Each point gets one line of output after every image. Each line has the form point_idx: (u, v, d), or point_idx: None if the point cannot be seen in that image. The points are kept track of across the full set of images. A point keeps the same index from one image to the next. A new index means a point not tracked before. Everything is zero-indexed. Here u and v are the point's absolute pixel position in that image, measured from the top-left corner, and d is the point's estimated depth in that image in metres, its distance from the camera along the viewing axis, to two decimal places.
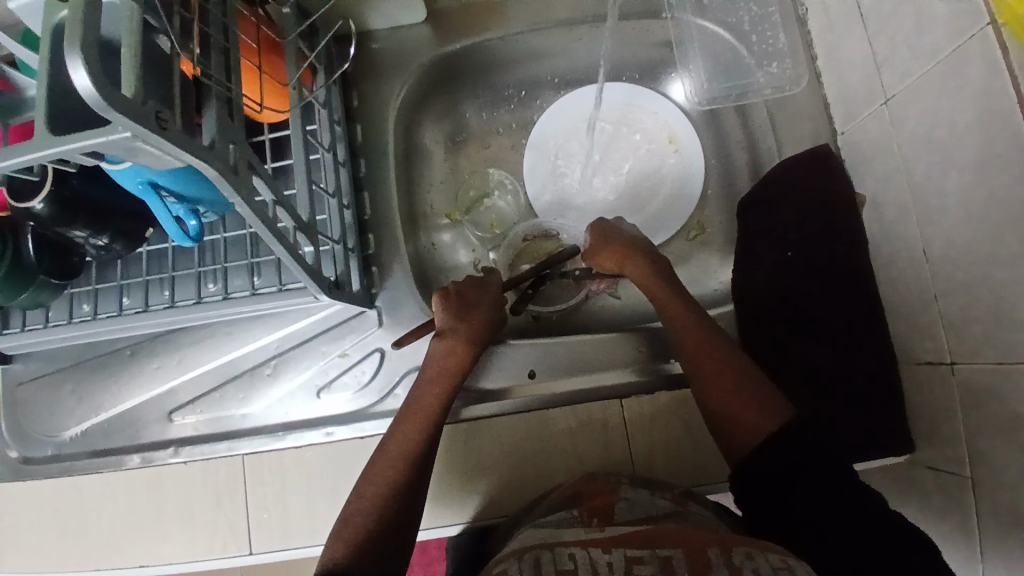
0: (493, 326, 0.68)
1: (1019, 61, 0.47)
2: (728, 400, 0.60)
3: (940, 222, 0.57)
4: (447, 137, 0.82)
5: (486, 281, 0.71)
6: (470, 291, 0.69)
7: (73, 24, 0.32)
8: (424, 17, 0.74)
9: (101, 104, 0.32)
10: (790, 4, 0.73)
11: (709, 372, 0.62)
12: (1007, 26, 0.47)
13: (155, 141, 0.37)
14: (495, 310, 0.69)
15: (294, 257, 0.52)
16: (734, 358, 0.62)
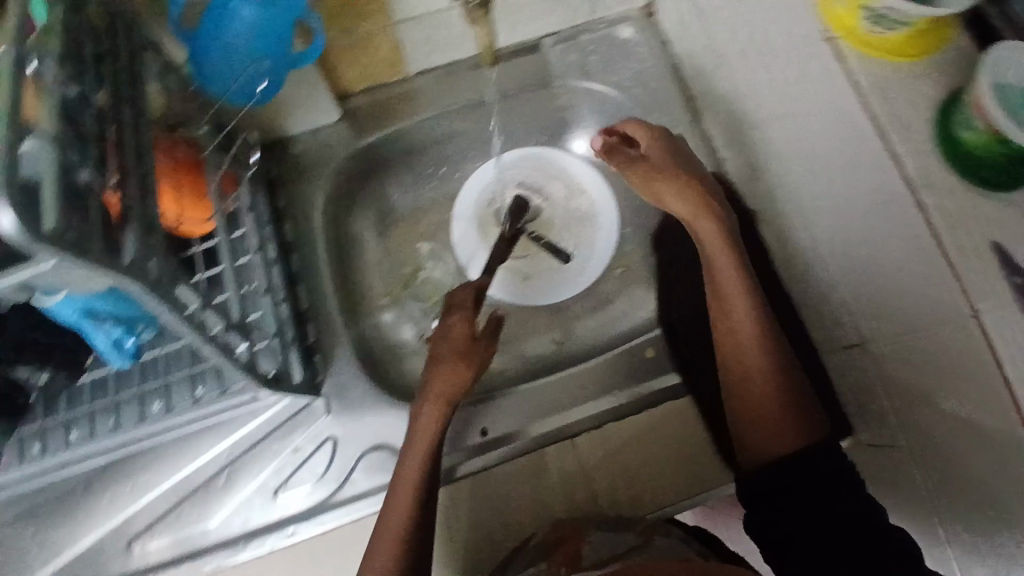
0: (465, 375, 0.66)
1: None
2: (755, 421, 0.62)
3: (820, 224, 0.64)
4: (376, 221, 0.86)
5: (451, 326, 0.69)
6: (439, 343, 0.68)
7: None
8: (339, 116, 0.80)
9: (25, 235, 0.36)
10: (662, 58, 0.81)
11: (735, 372, 0.64)
12: None
13: (76, 265, 0.39)
14: (465, 360, 0.67)
15: (224, 354, 0.54)
16: (778, 367, 0.62)
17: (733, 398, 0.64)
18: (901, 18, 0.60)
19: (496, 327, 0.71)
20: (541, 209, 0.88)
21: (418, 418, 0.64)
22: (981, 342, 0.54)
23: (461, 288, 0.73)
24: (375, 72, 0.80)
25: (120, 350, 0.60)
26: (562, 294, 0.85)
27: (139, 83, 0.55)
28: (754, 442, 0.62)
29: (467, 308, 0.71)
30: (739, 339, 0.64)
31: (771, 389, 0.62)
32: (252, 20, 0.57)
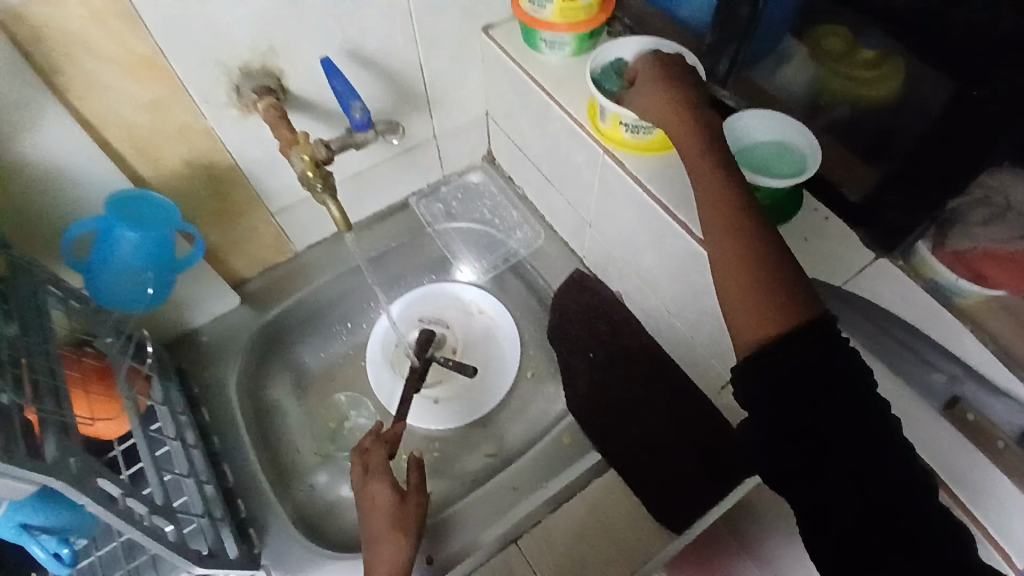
0: (404, 545, 0.66)
1: (633, 167, 0.70)
2: (745, 302, 0.48)
3: (662, 286, 0.76)
4: (293, 386, 0.91)
5: (375, 498, 0.70)
6: (369, 523, 0.69)
7: None
8: (239, 300, 0.88)
9: None
10: (510, 191, 0.98)
11: (714, 230, 0.52)
12: (617, 150, 0.71)
13: (9, 469, 0.45)
14: (400, 528, 0.68)
15: (151, 536, 0.56)
16: (761, 239, 0.50)
17: (719, 272, 0.51)
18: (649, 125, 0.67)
19: (419, 470, 0.73)
20: (445, 337, 0.95)
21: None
22: None
23: (371, 452, 0.76)
24: (265, 257, 0.90)
25: (59, 559, 0.62)
26: (479, 409, 0.91)
27: (42, 311, 0.62)
28: (742, 320, 0.48)
29: (384, 473, 0.73)
30: (717, 202, 0.52)
31: (760, 263, 0.49)
32: (135, 241, 0.65)
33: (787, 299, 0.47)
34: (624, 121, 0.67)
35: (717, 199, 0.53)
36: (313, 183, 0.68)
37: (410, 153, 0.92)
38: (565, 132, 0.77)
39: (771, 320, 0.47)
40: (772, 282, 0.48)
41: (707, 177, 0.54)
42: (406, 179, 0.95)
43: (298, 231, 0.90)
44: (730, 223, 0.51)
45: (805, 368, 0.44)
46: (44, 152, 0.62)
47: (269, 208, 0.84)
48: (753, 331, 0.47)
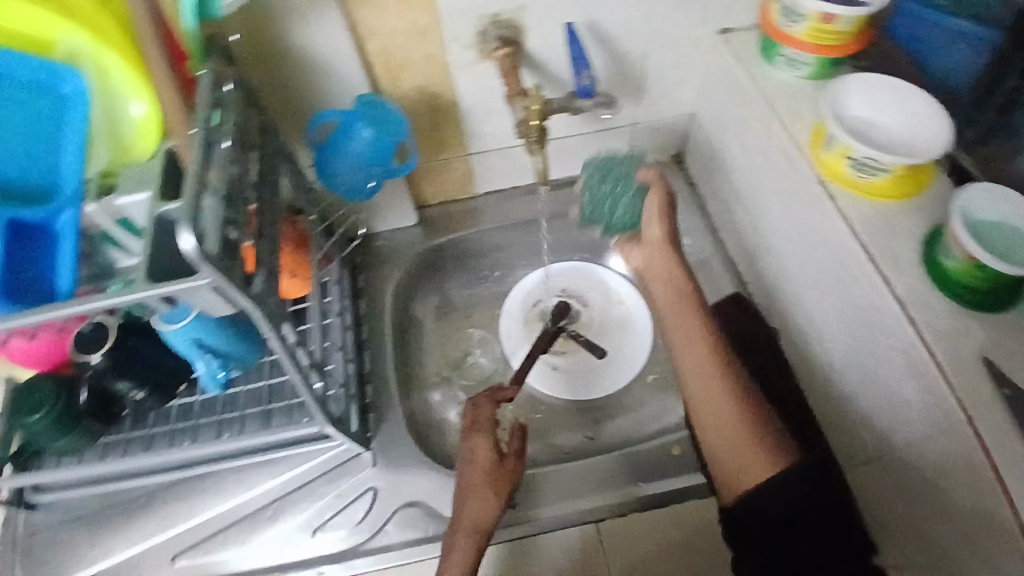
0: (493, 504, 0.67)
1: (844, 205, 0.68)
2: (733, 451, 0.63)
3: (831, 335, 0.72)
4: (435, 308, 0.99)
5: (475, 451, 0.70)
6: (466, 471, 0.69)
7: (186, 206, 0.50)
8: (415, 220, 0.96)
9: (200, 257, 0.49)
10: (692, 196, 0.97)
11: (706, 402, 0.66)
12: (831, 181, 0.69)
13: (227, 286, 0.53)
14: (493, 488, 0.68)
15: (304, 383, 0.64)
16: (733, 397, 0.65)
17: (714, 444, 0.64)
18: (880, 164, 0.65)
19: (522, 438, 0.72)
20: (580, 313, 0.98)
21: (450, 552, 0.65)
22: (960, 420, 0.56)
23: (480, 403, 0.74)
24: (449, 190, 0.97)
25: (214, 380, 0.74)
26: (594, 391, 0.93)
27: (275, 172, 0.70)
28: (744, 474, 0.62)
29: (488, 428, 0.72)
30: (713, 388, 0.66)
31: (741, 419, 0.64)
32: (371, 136, 0.71)
33: (772, 446, 0.62)
34: (853, 155, 0.66)
35: (709, 358, 0.68)
36: (530, 133, 0.72)
37: (608, 133, 0.93)
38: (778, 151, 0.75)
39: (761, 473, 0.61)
40: (760, 437, 0.63)
41: (703, 334, 0.69)
42: (594, 158, 0.98)
43: (485, 175, 0.96)
44: (721, 381, 0.66)
45: (791, 510, 0.58)
46: (318, 43, 0.70)
47: (469, 147, 0.90)
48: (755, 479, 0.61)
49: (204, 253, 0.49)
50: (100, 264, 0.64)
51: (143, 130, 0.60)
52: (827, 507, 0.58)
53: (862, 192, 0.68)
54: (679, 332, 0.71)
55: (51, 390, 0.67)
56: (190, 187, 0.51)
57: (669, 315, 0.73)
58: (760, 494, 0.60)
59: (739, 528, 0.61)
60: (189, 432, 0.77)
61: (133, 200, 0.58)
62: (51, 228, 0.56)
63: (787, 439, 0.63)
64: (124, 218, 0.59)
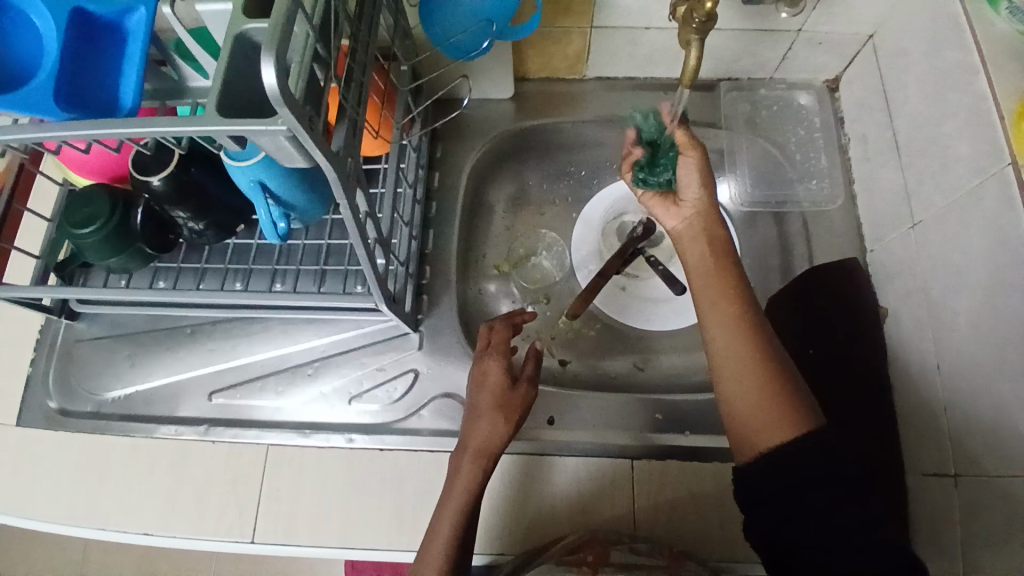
0: (501, 429, 0.65)
1: None
2: (751, 408, 0.55)
3: (953, 339, 0.62)
4: (509, 198, 0.91)
5: (486, 374, 0.69)
6: (476, 393, 0.68)
7: (271, 30, 0.42)
8: (510, 94, 0.85)
9: (279, 98, 0.42)
10: (833, 134, 0.82)
11: (720, 342, 0.58)
12: None
13: (306, 140, 0.46)
14: (502, 413, 0.66)
15: (368, 259, 0.59)
16: (755, 347, 0.57)
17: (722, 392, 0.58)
18: None
19: (536, 364, 0.70)
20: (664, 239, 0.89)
21: (457, 472, 0.64)
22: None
23: (497, 327, 0.73)
24: (557, 67, 0.84)
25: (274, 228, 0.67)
26: (655, 324, 0.87)
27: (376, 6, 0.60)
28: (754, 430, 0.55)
29: (503, 352, 0.70)
30: (726, 331, 0.58)
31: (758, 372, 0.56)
32: None
33: (792, 409, 0.55)
34: None
35: (723, 299, 0.60)
36: (693, 16, 0.53)
37: (762, 38, 0.77)
38: (970, 110, 0.60)
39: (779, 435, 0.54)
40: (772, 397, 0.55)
41: (709, 272, 0.62)
42: (734, 64, 0.82)
43: (601, 57, 0.82)
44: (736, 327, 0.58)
45: (810, 478, 0.51)
46: None
47: (593, 20, 0.75)
48: (770, 442, 0.54)
49: (286, 93, 0.42)
50: (168, 82, 0.58)
51: None
52: (845, 474, 0.51)
53: None
54: (697, 268, 0.63)
55: (106, 207, 0.67)
56: (282, 7, 0.43)
57: (691, 254, 0.65)
58: (782, 457, 0.53)
59: (744, 489, 0.54)
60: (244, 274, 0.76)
61: (215, 11, 0.52)
62: (123, 26, 0.50)
63: (812, 407, 0.56)
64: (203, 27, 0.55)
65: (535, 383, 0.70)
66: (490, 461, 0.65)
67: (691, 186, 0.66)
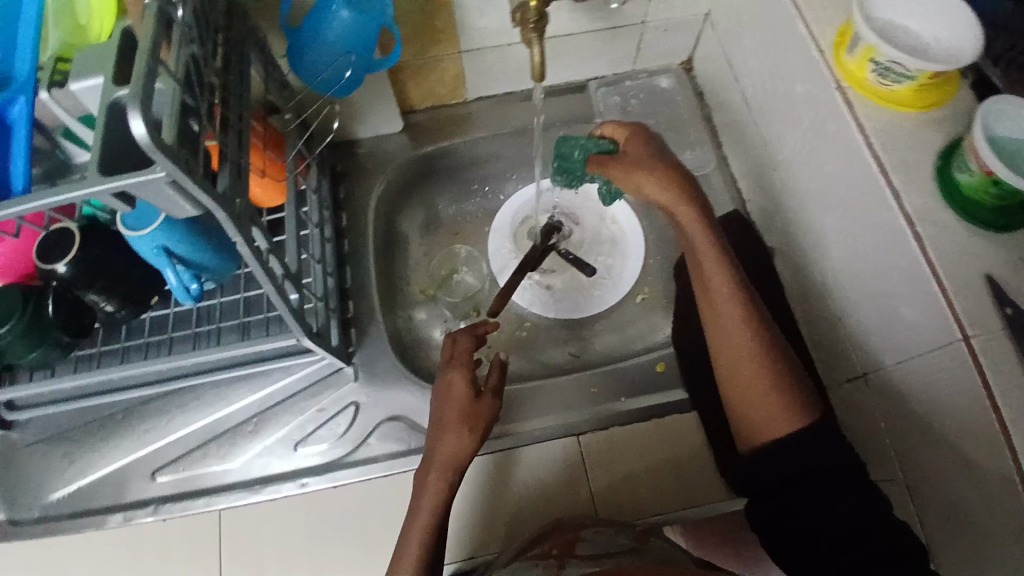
0: (466, 440, 0.66)
1: (860, 114, 0.61)
2: (761, 405, 0.58)
3: (830, 254, 0.69)
4: (422, 224, 0.94)
5: (451, 386, 0.70)
6: (441, 405, 0.69)
7: (133, 86, 0.45)
8: (401, 126, 0.89)
9: (150, 145, 0.45)
10: (697, 108, 0.91)
11: (733, 352, 0.60)
12: (851, 88, 0.62)
13: (188, 184, 0.49)
14: (466, 424, 0.67)
15: (280, 294, 0.61)
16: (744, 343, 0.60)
17: (737, 395, 0.60)
18: (903, 71, 0.58)
19: (500, 373, 0.72)
20: (572, 233, 0.95)
21: (423, 487, 0.65)
22: (952, 325, 0.54)
23: (459, 339, 0.75)
24: (439, 94, 0.90)
25: (185, 292, 0.69)
26: (582, 311, 0.91)
27: (245, 61, 0.64)
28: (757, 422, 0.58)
29: (465, 363, 0.72)
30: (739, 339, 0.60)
31: (757, 370, 0.59)
32: (349, 20, 0.62)
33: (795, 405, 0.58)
34: (877, 58, 0.59)
35: (735, 306, 0.61)
36: (526, 18, 0.59)
37: (617, 33, 0.84)
38: (796, 56, 0.68)
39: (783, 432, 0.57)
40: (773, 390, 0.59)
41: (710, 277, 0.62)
42: (597, 62, 0.90)
43: (476, 77, 0.88)
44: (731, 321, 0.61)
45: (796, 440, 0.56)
46: None
47: (460, 45, 0.81)
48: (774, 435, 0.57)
49: (157, 139, 0.45)
50: (55, 160, 0.60)
51: (102, 11, 0.57)
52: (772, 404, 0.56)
53: (880, 99, 0.61)
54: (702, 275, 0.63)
55: (16, 301, 0.66)
56: (141, 64, 0.46)
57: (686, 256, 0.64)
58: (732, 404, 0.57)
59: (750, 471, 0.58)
60: (163, 345, 0.76)
61: (87, 87, 0.51)
62: (5, 118, 0.51)
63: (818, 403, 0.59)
64: (87, 114, 0.54)
65: (500, 393, 0.72)
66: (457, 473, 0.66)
67: (651, 198, 0.66)
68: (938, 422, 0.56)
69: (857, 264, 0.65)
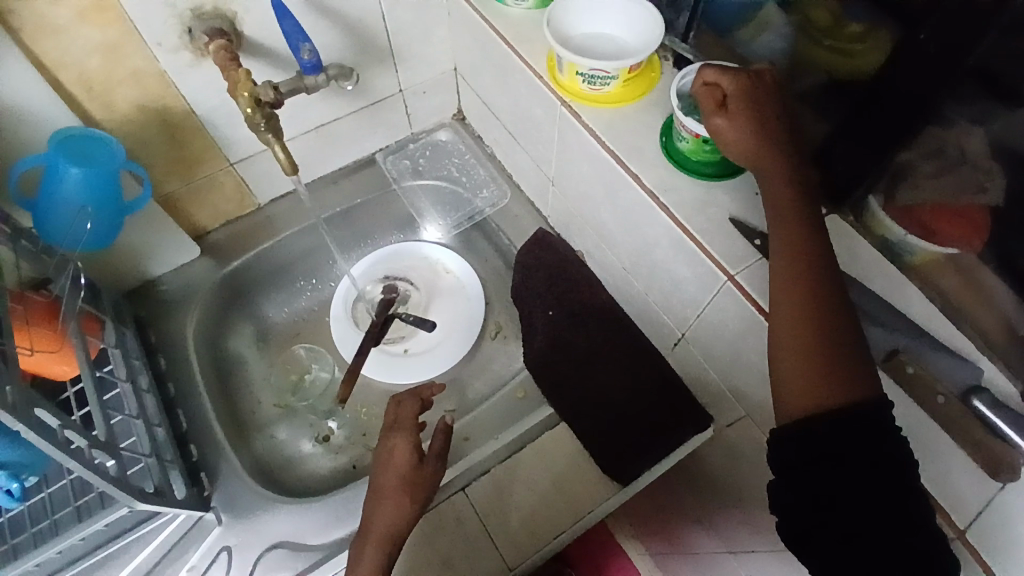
0: (406, 509, 0.63)
1: (588, 119, 0.69)
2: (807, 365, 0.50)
3: (616, 242, 0.76)
4: (255, 338, 0.91)
5: (394, 452, 0.67)
6: (381, 473, 0.66)
7: None
8: (200, 251, 0.87)
9: None
10: (479, 150, 0.98)
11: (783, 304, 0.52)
12: (573, 101, 0.70)
13: None
14: (408, 492, 0.64)
15: (92, 470, 0.56)
16: (828, 295, 0.52)
17: (788, 356, 0.51)
18: (605, 76, 0.67)
19: (445, 437, 0.68)
20: (408, 295, 0.96)
21: (358, 562, 0.62)
22: (718, 272, 0.60)
23: (404, 402, 0.72)
24: (227, 209, 0.89)
25: (8, 495, 0.63)
26: (439, 366, 0.91)
27: None
28: (787, 385, 0.51)
29: (409, 427, 0.69)
30: (796, 284, 0.52)
31: (815, 320, 0.51)
32: (79, 176, 0.62)
33: (842, 382, 0.49)
34: (581, 70, 0.67)
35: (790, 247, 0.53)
36: (254, 121, 0.64)
37: (376, 107, 0.90)
38: (524, 85, 0.75)
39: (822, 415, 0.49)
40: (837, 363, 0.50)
41: (782, 213, 0.55)
42: (372, 136, 0.95)
43: (260, 184, 0.89)
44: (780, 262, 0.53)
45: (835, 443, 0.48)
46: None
47: (229, 158, 0.82)
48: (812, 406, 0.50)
49: None
50: None
51: None
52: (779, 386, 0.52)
53: (599, 104, 0.69)
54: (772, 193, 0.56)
55: None
56: None
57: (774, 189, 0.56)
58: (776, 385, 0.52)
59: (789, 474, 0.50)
60: None
61: None
62: None
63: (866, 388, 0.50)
64: None
65: (445, 457, 0.68)
66: (398, 543, 0.63)
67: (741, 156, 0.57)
68: (744, 355, 0.62)
69: (638, 244, 0.71)
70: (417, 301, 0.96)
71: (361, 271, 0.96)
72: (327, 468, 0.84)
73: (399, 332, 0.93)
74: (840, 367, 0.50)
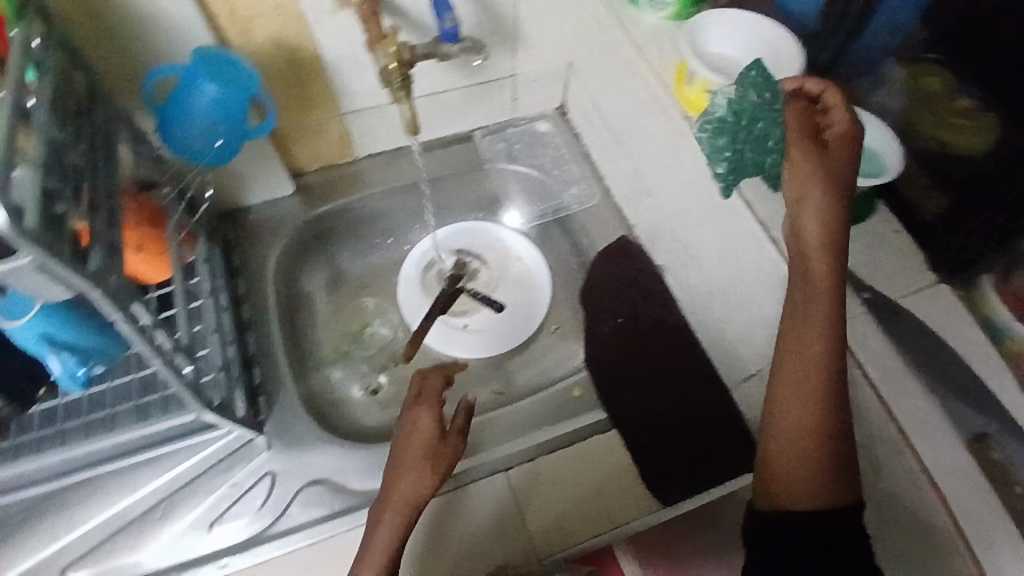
0: (427, 481, 0.64)
1: None
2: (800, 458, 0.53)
3: (705, 264, 0.76)
4: (326, 282, 0.94)
5: (417, 423, 0.67)
6: (403, 444, 0.67)
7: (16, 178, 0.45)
8: (293, 189, 0.90)
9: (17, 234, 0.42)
10: (576, 147, 0.99)
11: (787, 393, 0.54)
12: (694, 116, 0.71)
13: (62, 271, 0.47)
14: (430, 465, 0.64)
15: (171, 369, 0.59)
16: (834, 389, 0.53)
17: (782, 445, 0.53)
18: None
19: (468, 415, 0.68)
20: (479, 272, 0.97)
21: (376, 528, 0.62)
22: None
23: (428, 377, 0.72)
24: (327, 155, 0.91)
25: (75, 378, 0.66)
26: (498, 347, 0.92)
27: (110, 143, 0.63)
28: (774, 466, 0.54)
29: (432, 402, 0.69)
30: (807, 375, 0.53)
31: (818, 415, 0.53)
32: (214, 94, 0.65)
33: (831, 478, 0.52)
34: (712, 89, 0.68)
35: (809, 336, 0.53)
36: (393, 78, 0.66)
37: (487, 86, 0.92)
38: (645, 93, 0.76)
39: (820, 494, 0.52)
40: (829, 444, 0.52)
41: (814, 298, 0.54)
42: (476, 114, 0.96)
43: (363, 137, 0.91)
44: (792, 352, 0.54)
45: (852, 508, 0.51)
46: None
47: (342, 106, 0.84)
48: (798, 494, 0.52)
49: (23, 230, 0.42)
50: None
51: None
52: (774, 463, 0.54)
53: None
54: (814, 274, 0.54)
55: None
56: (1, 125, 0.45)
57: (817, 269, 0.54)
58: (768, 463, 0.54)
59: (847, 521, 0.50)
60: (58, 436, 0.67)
61: None
62: None
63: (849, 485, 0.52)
64: None
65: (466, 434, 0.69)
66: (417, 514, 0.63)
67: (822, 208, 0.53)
68: None
69: (730, 270, 0.71)
70: (487, 280, 0.97)
71: (441, 238, 0.97)
72: (371, 420, 0.85)
73: (463, 306, 0.94)
74: (832, 464, 0.52)
